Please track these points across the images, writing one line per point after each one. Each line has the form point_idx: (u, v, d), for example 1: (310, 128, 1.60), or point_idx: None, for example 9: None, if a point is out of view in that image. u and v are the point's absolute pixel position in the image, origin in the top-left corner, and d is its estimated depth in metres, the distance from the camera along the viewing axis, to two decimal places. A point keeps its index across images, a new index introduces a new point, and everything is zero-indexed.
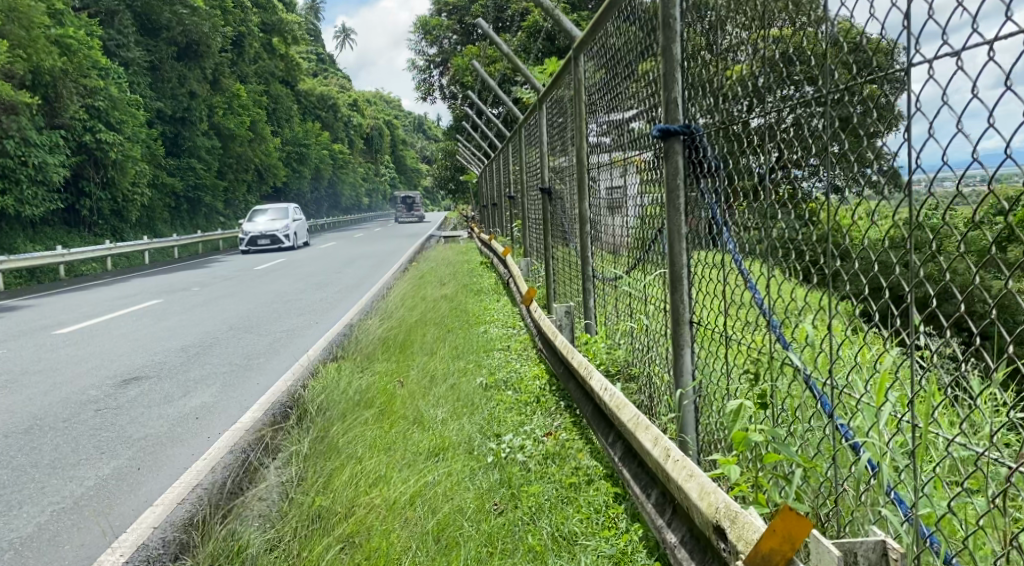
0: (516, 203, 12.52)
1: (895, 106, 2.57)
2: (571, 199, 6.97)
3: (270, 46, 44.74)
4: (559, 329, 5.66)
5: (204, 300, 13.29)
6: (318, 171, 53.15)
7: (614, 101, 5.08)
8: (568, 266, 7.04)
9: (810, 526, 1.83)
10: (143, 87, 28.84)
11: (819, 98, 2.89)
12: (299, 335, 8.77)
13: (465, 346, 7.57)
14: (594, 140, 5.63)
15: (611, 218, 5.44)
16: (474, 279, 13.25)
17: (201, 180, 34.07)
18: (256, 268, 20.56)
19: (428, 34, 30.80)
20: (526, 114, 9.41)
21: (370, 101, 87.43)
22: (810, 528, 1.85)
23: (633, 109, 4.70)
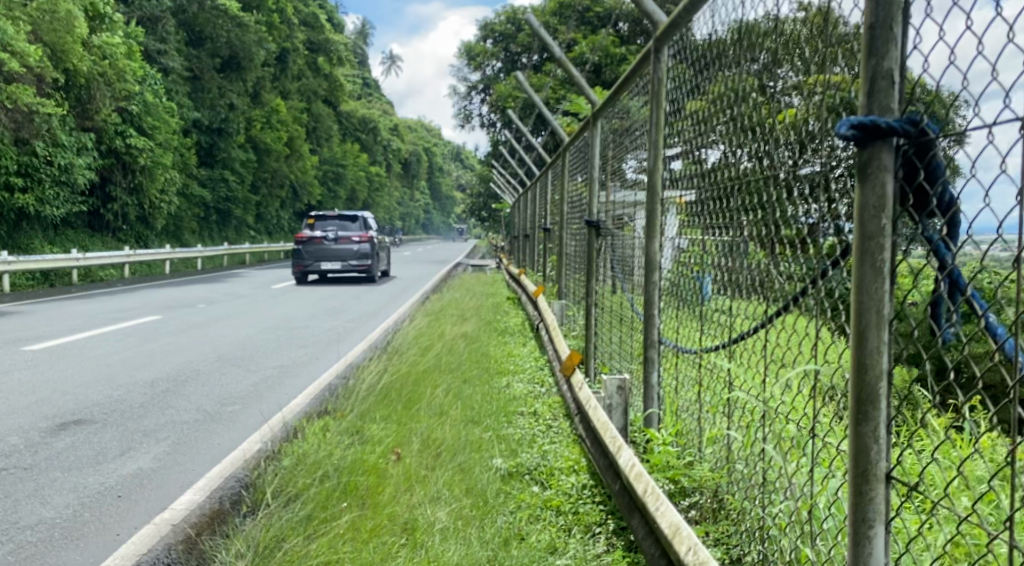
0: (553, 236, 11.16)
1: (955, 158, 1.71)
2: (626, 235, 5.63)
3: (314, 64, 44.12)
4: (609, 411, 4.08)
5: (204, 320, 11.92)
6: (352, 192, 52.25)
7: (713, 118, 3.76)
8: (620, 317, 5.66)
9: None
10: (182, 96, 28.09)
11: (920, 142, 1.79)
12: (292, 373, 7.38)
13: (484, 405, 6.16)
14: (668, 167, 4.35)
15: (675, 268, 4.17)
16: (501, 318, 11.84)
17: (233, 193, 33.01)
18: (273, 287, 19.28)
19: (474, 59, 29.82)
20: (574, 135, 8.16)
21: (410, 128, 86.94)
22: None
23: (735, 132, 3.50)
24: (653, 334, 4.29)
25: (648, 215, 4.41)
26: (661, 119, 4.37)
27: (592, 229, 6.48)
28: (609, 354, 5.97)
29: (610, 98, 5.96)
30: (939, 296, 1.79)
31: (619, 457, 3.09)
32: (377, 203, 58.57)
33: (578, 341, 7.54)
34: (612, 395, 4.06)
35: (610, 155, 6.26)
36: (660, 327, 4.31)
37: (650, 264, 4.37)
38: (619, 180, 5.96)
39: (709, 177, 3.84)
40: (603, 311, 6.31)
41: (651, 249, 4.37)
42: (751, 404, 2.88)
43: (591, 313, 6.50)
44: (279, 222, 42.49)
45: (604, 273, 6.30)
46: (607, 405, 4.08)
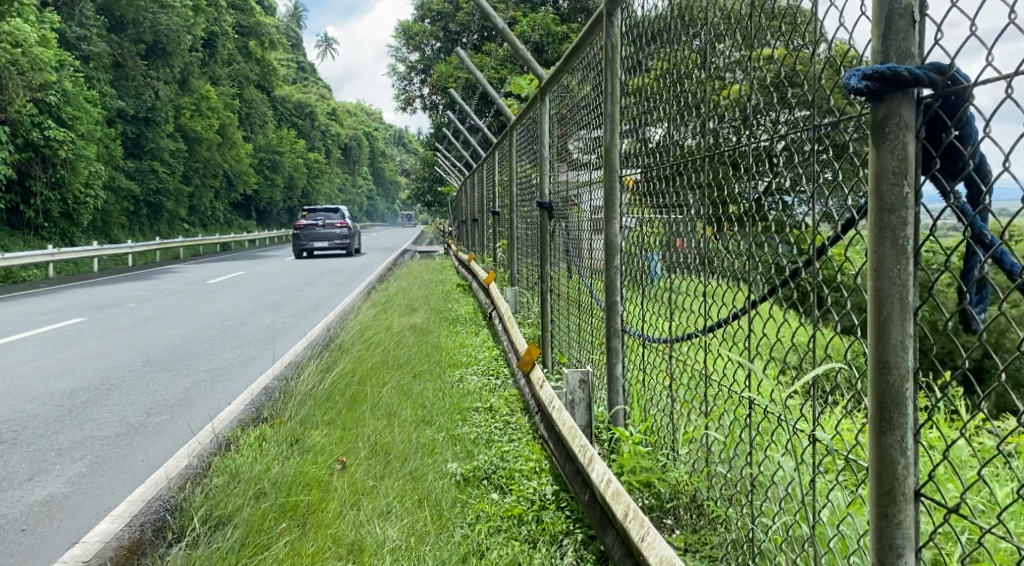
0: (501, 220, 10.81)
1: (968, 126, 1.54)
2: (578, 219, 5.35)
3: (245, 49, 42.82)
4: (571, 407, 3.75)
5: (134, 321, 11.30)
6: (291, 180, 51.02)
7: (676, 90, 3.50)
8: (577, 304, 5.37)
9: None
10: (104, 84, 26.91)
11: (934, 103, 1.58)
12: (228, 376, 6.94)
13: (436, 403, 5.83)
14: (627, 144, 4.08)
15: (636, 258, 3.98)
16: (450, 306, 11.47)
17: (165, 184, 31.85)
18: (210, 282, 18.55)
19: (411, 39, 29.17)
20: (520, 115, 7.82)
21: (349, 113, 85.41)
22: None
23: (701, 122, 3.32)
24: (616, 322, 4.00)
25: (607, 195, 4.12)
26: (616, 94, 4.09)
27: (544, 212, 6.17)
28: (568, 343, 5.70)
29: (556, 74, 5.65)
30: (970, 279, 1.58)
31: (590, 466, 2.74)
32: (316, 190, 57.33)
33: (533, 330, 7.22)
34: (573, 390, 3.76)
35: (558, 135, 5.96)
36: (622, 314, 4.02)
37: (611, 249, 4.09)
38: (569, 159, 5.65)
39: (671, 160, 3.61)
40: (559, 296, 6.02)
41: (611, 232, 4.10)
42: (734, 402, 2.62)
43: (546, 300, 6.21)
44: (216, 214, 41.26)
45: (558, 258, 6.03)
46: (569, 402, 3.76)
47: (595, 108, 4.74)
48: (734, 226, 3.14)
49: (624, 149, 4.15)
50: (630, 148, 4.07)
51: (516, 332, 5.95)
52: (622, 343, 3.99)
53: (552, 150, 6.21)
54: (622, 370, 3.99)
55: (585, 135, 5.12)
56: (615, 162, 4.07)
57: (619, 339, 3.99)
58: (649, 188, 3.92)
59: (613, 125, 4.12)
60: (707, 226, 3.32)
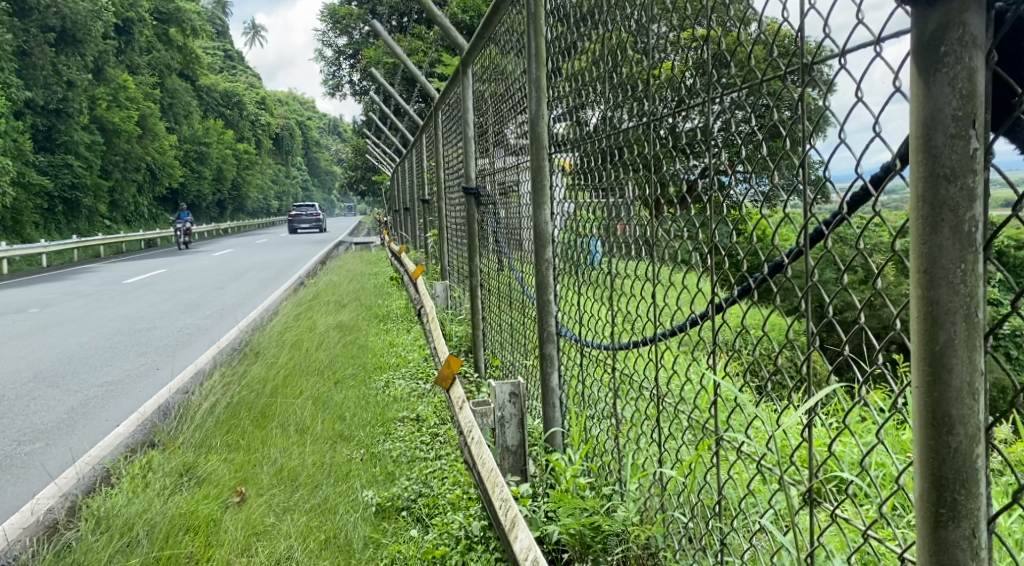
0: (431, 208, 10.16)
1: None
2: (510, 205, 4.81)
3: (166, 37, 41.08)
4: (503, 426, 3.14)
5: (33, 328, 10.37)
6: (219, 172, 49.22)
7: (613, 60, 2.99)
8: (510, 301, 4.82)
9: None
10: (9, 75, 25.22)
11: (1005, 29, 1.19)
12: (124, 390, 6.23)
13: (356, 415, 5.24)
14: (561, 117, 3.53)
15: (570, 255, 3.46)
16: (380, 301, 10.84)
17: (81, 179, 30.19)
18: (126, 281, 17.47)
19: (338, 23, 28.19)
20: (443, 92, 7.16)
21: (277, 101, 83.02)
22: None
23: (636, 100, 2.87)
24: (549, 323, 3.43)
25: (536, 176, 3.57)
26: (543, 57, 3.51)
27: (471, 200, 5.58)
28: (500, 346, 5.18)
29: (478, 45, 5.09)
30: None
31: (514, 531, 2.21)
32: (247, 181, 55.40)
33: (465, 328, 6.65)
34: (502, 405, 3.14)
35: (484, 114, 5.41)
36: (557, 315, 3.46)
37: (541, 239, 3.58)
38: (499, 144, 5.05)
39: (608, 137, 3.10)
40: (490, 294, 5.48)
41: (541, 220, 3.58)
42: (705, 439, 2.10)
43: (477, 299, 5.65)
44: (139, 209, 39.55)
45: (488, 249, 5.47)
46: (499, 421, 3.14)
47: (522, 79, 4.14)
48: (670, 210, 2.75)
49: (554, 125, 3.62)
50: (564, 121, 3.53)
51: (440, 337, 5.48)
52: (557, 350, 3.42)
53: (478, 130, 5.59)
54: (561, 382, 3.44)
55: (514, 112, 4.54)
56: (542, 143, 3.53)
57: (556, 347, 3.42)
58: (583, 171, 3.39)
59: (540, 94, 3.56)
60: (643, 210, 2.88)
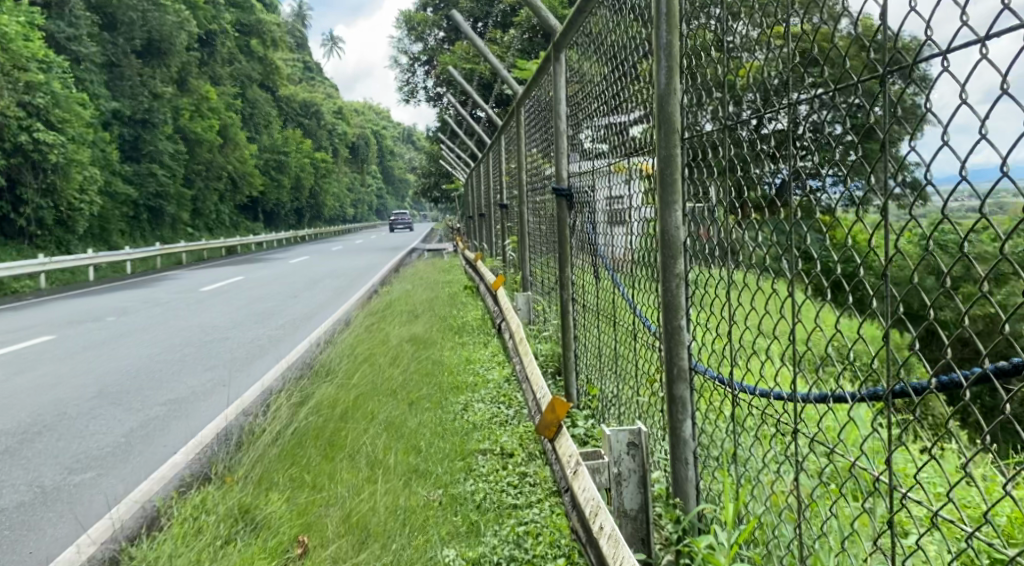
0: (509, 213, 9.52)
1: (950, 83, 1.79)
2: (609, 206, 4.19)
3: (247, 49, 41.96)
4: (623, 484, 2.75)
5: (111, 336, 10.26)
6: (297, 181, 49.73)
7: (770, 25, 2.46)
8: (613, 323, 4.18)
9: None
10: (98, 86, 25.78)
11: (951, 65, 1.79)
12: (188, 408, 5.83)
13: (433, 445, 4.68)
14: (696, 96, 2.93)
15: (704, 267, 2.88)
16: (455, 311, 10.33)
17: (166, 188, 30.73)
18: (204, 288, 17.46)
19: (413, 30, 28.01)
20: (527, 88, 6.51)
21: (354, 112, 83.96)
22: None
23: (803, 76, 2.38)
24: (682, 359, 2.83)
25: (664, 166, 2.96)
26: (677, 20, 2.92)
27: (561, 201, 4.94)
28: (597, 372, 4.56)
29: (570, 29, 4.53)
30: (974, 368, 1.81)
31: None
32: (324, 190, 55.84)
33: (551, 346, 5.97)
34: (619, 459, 2.76)
35: (575, 105, 4.84)
36: (691, 345, 2.86)
37: (672, 246, 2.94)
38: (593, 140, 4.47)
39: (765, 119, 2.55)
40: (586, 309, 4.81)
41: (670, 223, 2.94)
42: None
43: (567, 315, 4.97)
44: (221, 216, 40.26)
45: (582, 258, 4.84)
46: (615, 479, 2.76)
47: (639, 53, 3.52)
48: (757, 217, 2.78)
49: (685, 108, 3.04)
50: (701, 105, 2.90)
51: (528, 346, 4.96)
52: (692, 392, 2.80)
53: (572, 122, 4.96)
54: (695, 430, 2.82)
55: (619, 97, 3.91)
56: (674, 127, 2.94)
57: (690, 389, 2.80)
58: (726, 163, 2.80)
59: (672, 65, 2.95)
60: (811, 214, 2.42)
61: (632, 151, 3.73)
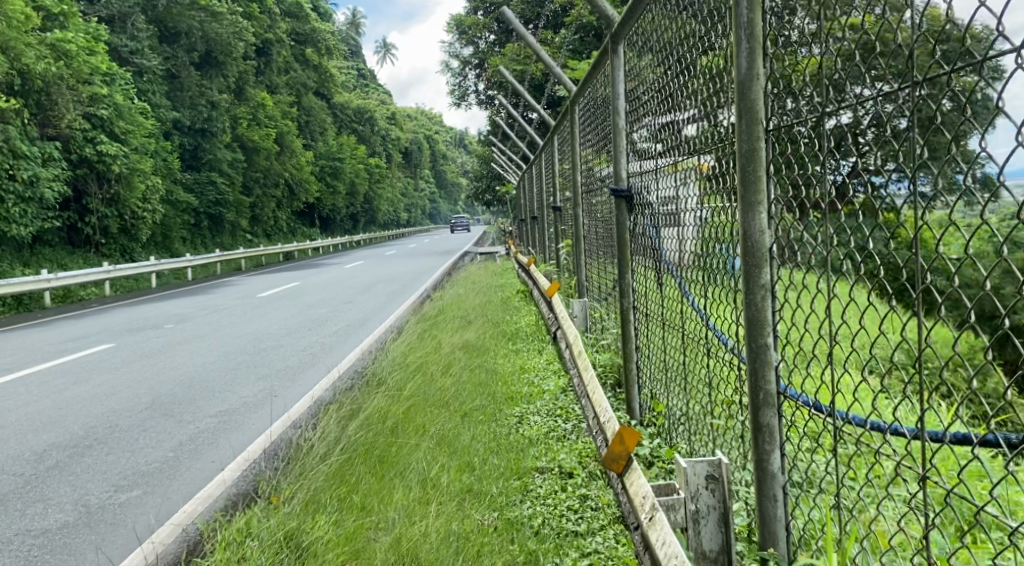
0: (562, 216, 9.19)
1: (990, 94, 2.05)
2: (673, 208, 3.88)
3: (302, 58, 42.44)
4: (704, 518, 2.57)
5: (169, 344, 10.29)
6: (351, 187, 50.14)
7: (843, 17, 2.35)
8: (680, 333, 3.87)
9: None
10: (159, 97, 26.29)
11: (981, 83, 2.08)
12: (238, 420, 5.71)
13: (488, 462, 4.45)
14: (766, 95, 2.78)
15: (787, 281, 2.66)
16: (508, 318, 10.06)
17: (225, 196, 31.22)
18: (260, 294, 17.57)
19: (464, 33, 27.95)
20: (582, 85, 6.22)
21: (407, 117, 84.52)
22: None
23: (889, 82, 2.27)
24: (769, 384, 2.62)
25: (746, 164, 2.68)
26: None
27: (621, 202, 4.65)
28: (664, 386, 4.23)
29: (628, 18, 4.22)
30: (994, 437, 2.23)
31: None
32: (378, 195, 56.20)
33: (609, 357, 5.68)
34: (696, 494, 2.58)
35: (634, 98, 4.53)
36: (779, 366, 2.64)
37: (758, 253, 2.66)
38: (655, 137, 4.17)
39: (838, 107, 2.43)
40: (648, 315, 4.47)
41: (754, 227, 2.67)
42: None
43: (626, 325, 4.59)
44: (278, 223, 40.78)
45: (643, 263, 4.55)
46: (692, 517, 2.60)
47: (710, 37, 3.26)
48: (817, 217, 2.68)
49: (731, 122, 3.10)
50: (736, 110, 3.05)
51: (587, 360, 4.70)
52: (780, 418, 2.60)
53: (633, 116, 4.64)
54: (784, 463, 2.61)
55: (678, 93, 3.70)
56: (757, 120, 2.66)
57: (778, 415, 2.60)
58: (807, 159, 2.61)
59: (755, 46, 2.66)
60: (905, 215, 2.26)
61: (697, 152, 3.50)
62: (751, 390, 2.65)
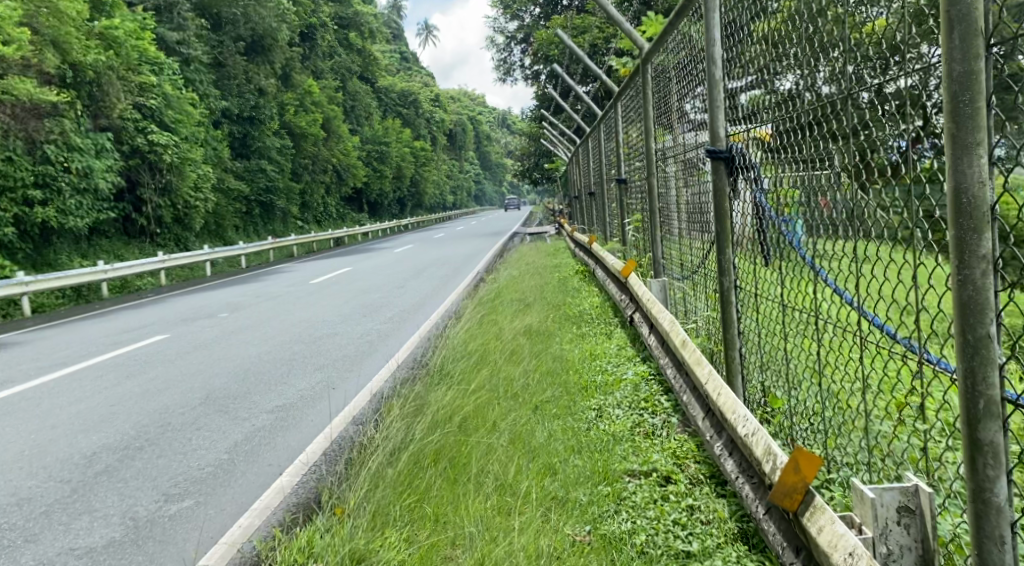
0: (628, 189, 8.58)
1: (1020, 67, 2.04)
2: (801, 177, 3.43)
3: (346, 42, 42.19)
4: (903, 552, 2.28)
5: (223, 334, 10.03)
6: (398, 170, 49.92)
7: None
8: (814, 311, 3.26)
9: (817, 463, 2.42)
10: (207, 85, 26.23)
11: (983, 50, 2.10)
12: (294, 416, 5.35)
13: (571, 462, 3.99)
14: (832, 62, 3.12)
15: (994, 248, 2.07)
16: (570, 300, 9.51)
17: (275, 183, 31.18)
18: (312, 280, 17.36)
19: (508, 8, 27.32)
20: (657, 40, 5.61)
21: (451, 99, 83.92)
22: (817, 465, 2.44)
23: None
24: (992, 391, 2.07)
25: (959, 93, 2.07)
26: None
27: (719, 165, 4.09)
28: (779, 376, 3.62)
29: None
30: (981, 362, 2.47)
31: None
32: (425, 178, 55.81)
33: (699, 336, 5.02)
34: (886, 531, 2.28)
35: (740, 45, 3.93)
36: (1003, 366, 2.08)
37: (974, 215, 2.06)
38: (782, 87, 3.58)
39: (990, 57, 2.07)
40: (759, 293, 3.87)
41: (971, 177, 2.06)
42: None
43: (729, 303, 4.00)
44: (328, 209, 40.74)
45: (753, 231, 3.96)
46: (882, 560, 2.28)
47: None
48: (879, 180, 2.93)
49: (803, 89, 3.39)
50: (806, 76, 3.36)
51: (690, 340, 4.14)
52: (1007, 435, 2.06)
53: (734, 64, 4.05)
54: (1011, 492, 2.09)
55: (755, 59, 3.81)
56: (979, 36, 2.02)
57: (1005, 432, 2.07)
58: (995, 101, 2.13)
59: None
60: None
61: (775, 114, 3.64)
62: (963, 399, 2.11)
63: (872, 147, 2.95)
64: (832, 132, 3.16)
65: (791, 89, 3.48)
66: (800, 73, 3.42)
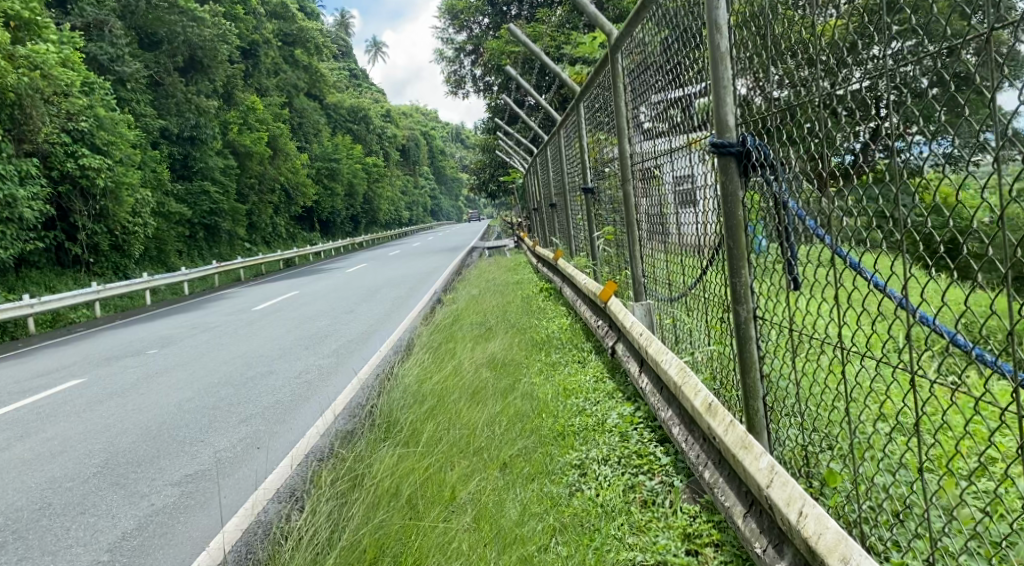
0: (597, 197, 7.66)
1: (978, 75, 2.32)
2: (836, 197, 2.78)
3: (291, 58, 40.89)
4: None
5: (150, 375, 8.93)
6: (350, 188, 48.57)
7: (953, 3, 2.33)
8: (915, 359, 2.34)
9: None
10: (143, 105, 24.79)
11: (935, 61, 2.39)
12: (205, 491, 4.33)
13: (553, 556, 3.13)
14: (785, 70, 2.95)
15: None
16: (537, 321, 8.63)
17: (219, 205, 29.79)
18: (257, 307, 16.24)
19: (456, 18, 26.45)
20: (630, 21, 4.67)
21: (403, 114, 82.62)
22: None
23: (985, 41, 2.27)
24: None
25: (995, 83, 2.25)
26: None
27: (728, 161, 3.18)
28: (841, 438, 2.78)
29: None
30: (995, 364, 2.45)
31: None
32: (377, 195, 54.42)
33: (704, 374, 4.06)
34: None
35: (756, 34, 3.10)
36: None
37: None
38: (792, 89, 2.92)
39: (939, 65, 2.40)
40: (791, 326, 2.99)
41: None
42: None
43: (748, 338, 3.10)
44: (276, 230, 39.23)
45: (781, 256, 3.10)
46: None
47: None
48: (836, 185, 2.78)
49: (798, 96, 2.89)
50: (756, 80, 3.15)
51: (696, 380, 3.22)
52: None
53: (746, 37, 3.17)
54: None
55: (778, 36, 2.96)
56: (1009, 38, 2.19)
57: None
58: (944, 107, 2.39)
59: None
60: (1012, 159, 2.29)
61: (743, 126, 3.23)
62: None
63: (823, 150, 2.81)
64: (783, 137, 3.00)
65: (743, 93, 3.24)
66: (785, 78, 2.96)
